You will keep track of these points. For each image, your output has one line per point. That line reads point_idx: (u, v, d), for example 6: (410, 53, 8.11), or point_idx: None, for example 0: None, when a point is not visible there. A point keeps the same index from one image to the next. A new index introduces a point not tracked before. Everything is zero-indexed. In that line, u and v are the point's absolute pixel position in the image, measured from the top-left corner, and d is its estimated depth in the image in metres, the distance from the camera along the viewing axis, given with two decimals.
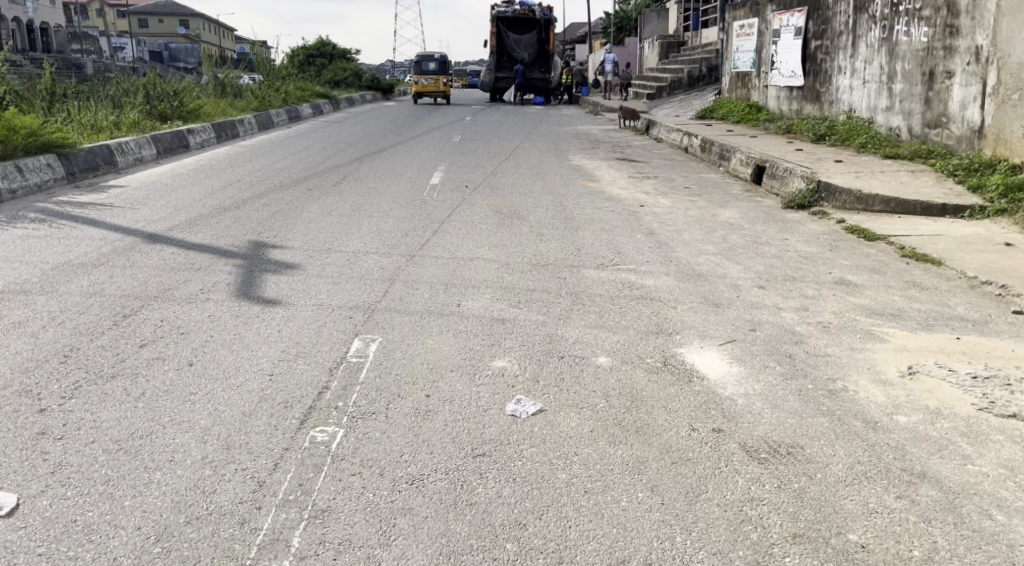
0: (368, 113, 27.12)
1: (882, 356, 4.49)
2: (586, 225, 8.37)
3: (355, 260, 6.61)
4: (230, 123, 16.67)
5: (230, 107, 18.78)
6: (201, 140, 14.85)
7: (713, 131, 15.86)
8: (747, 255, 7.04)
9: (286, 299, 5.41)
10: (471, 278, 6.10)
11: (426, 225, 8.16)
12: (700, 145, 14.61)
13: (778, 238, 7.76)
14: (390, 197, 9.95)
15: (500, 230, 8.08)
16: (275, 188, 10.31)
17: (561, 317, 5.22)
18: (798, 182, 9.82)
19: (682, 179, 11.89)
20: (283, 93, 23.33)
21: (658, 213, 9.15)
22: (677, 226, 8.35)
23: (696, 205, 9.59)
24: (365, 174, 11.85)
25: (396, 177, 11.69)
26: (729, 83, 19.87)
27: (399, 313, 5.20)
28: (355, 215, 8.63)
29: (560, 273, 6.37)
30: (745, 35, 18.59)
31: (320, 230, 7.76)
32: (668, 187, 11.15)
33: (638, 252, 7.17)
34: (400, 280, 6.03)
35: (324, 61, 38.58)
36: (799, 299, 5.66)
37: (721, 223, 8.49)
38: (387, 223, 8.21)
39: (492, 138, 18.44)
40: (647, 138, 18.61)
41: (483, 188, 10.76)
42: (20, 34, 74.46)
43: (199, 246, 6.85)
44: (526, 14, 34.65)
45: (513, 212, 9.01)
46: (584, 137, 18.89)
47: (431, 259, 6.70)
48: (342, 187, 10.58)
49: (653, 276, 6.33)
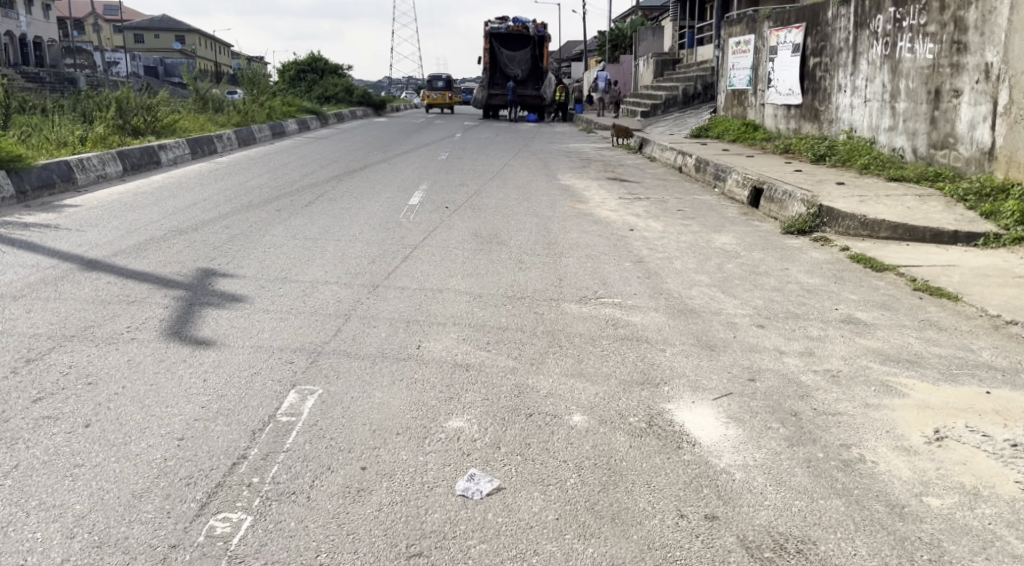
0: (356, 129, 26.58)
1: (903, 417, 3.86)
2: (570, 251, 7.75)
3: (311, 292, 5.98)
4: (208, 139, 16.06)
5: (210, 122, 18.19)
6: (174, 156, 14.22)
7: (708, 150, 15.30)
8: (744, 287, 6.43)
9: (221, 339, 4.78)
10: (437, 314, 5.47)
11: (397, 250, 7.54)
12: (694, 165, 14.03)
13: (778, 267, 7.15)
14: (363, 218, 9.33)
15: (476, 257, 7.45)
16: (242, 208, 9.70)
17: (535, 362, 4.59)
18: (798, 206, 9.22)
19: (675, 200, 11.29)
20: (267, 108, 22.72)
21: (649, 238, 8.55)
22: (669, 253, 7.73)
23: (690, 230, 8.98)
24: (341, 193, 11.23)
25: (373, 197, 11.08)
26: (725, 101, 19.34)
27: (349, 359, 4.56)
28: (321, 239, 8.00)
29: (537, 307, 5.75)
30: (741, 52, 18.07)
31: (279, 257, 7.13)
32: (660, 209, 10.55)
33: (625, 282, 6.55)
34: (357, 316, 5.39)
35: (314, 76, 37.95)
36: (803, 341, 5.04)
37: (715, 250, 7.88)
38: (353, 249, 7.59)
39: (480, 156, 17.87)
40: (641, 157, 18.05)
41: (464, 209, 10.15)
42: (13, 48, 74.09)
43: (140, 275, 6.23)
44: (520, 31, 34.20)
45: (493, 237, 8.39)
46: (575, 156, 18.33)
47: (397, 291, 6.06)
48: (313, 207, 9.96)
49: (641, 311, 5.70)
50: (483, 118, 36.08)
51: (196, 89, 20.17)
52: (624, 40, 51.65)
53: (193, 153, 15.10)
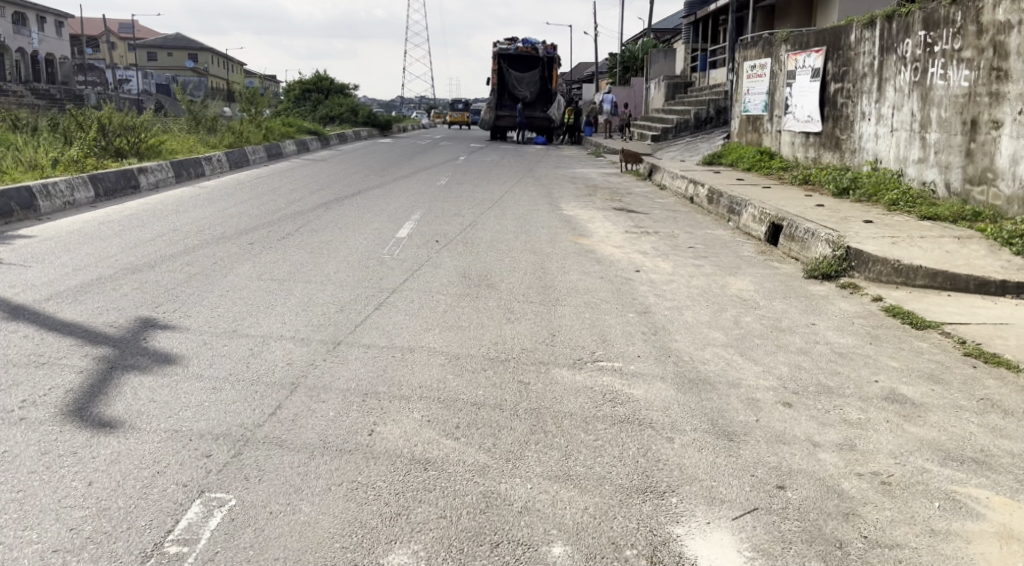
0: (358, 151, 25.90)
1: (982, 555, 2.98)
2: (567, 298, 6.90)
3: (260, 352, 5.15)
4: (195, 161, 15.35)
5: (201, 144, 17.50)
6: (155, 180, 13.49)
7: (722, 178, 14.44)
8: (765, 348, 5.55)
9: (133, 418, 3.96)
10: (402, 384, 4.63)
11: (372, 295, 6.70)
12: (707, 196, 13.19)
13: (802, 322, 6.27)
14: (342, 253, 8.50)
15: (461, 304, 6.61)
16: (212, 241, 8.92)
17: (511, 455, 3.73)
18: (822, 247, 8.36)
19: (687, 236, 10.45)
20: (265, 129, 22.06)
21: (656, 281, 7.69)
22: (678, 301, 6.87)
23: (702, 272, 8.12)
24: (325, 223, 10.43)
25: (359, 228, 10.28)
26: (740, 126, 18.50)
27: (282, 448, 3.72)
28: (289, 280, 7.18)
29: (523, 373, 4.90)
30: (757, 75, 17.26)
31: (236, 303, 6.31)
32: (670, 246, 9.70)
33: (627, 340, 5.69)
34: (306, 386, 4.55)
35: (320, 96, 37.31)
36: (841, 428, 4.15)
37: (730, 298, 7.01)
38: (322, 293, 6.76)
39: (482, 181, 17.08)
40: (651, 184, 17.23)
41: (455, 243, 9.32)
42: (26, 65, 74.14)
43: (67, 327, 5.43)
44: (529, 52, 33.50)
45: (482, 278, 7.55)
46: (582, 182, 17.52)
47: (360, 350, 5.22)
48: (289, 240, 9.15)
49: (644, 380, 4.83)
50: (490, 140, 35.40)
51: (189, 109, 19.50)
52: (635, 61, 50.96)
53: (178, 176, 14.36)
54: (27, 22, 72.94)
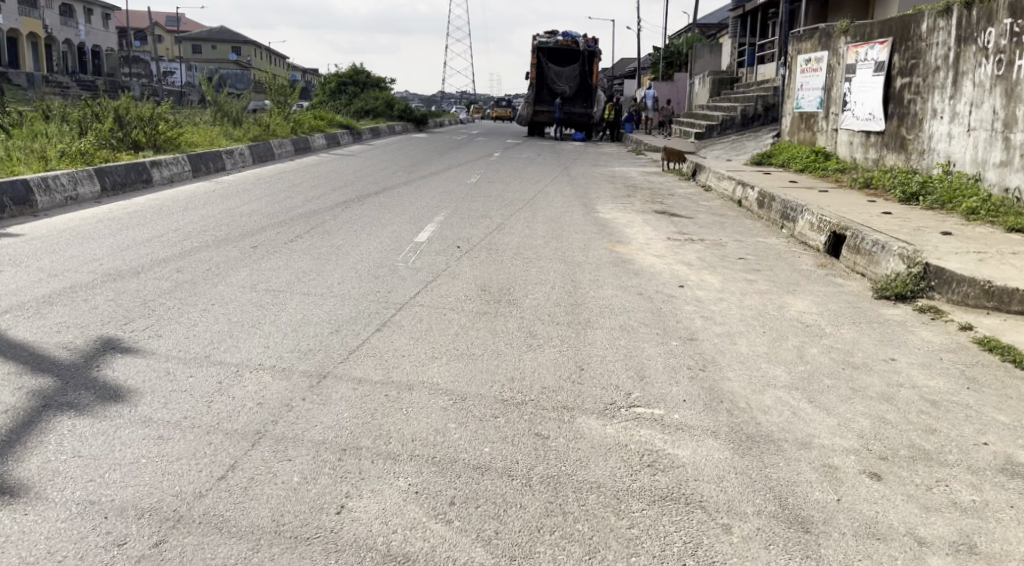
0: (391, 146, 25.13)
1: None
2: (601, 319, 6.00)
3: (230, 386, 4.30)
4: (216, 155, 14.68)
5: (224, 136, 16.81)
6: (170, 174, 12.79)
7: (774, 180, 13.39)
8: (839, 393, 4.59)
9: (41, 485, 3.13)
10: (391, 436, 3.75)
11: (375, 313, 5.85)
12: (757, 199, 12.15)
13: (880, 357, 5.29)
14: (351, 260, 7.66)
15: (479, 324, 5.74)
16: (213, 243, 8.13)
17: (517, 553, 2.85)
18: (893, 262, 7.35)
19: (737, 245, 9.47)
20: (294, 122, 21.37)
21: (703, 300, 6.73)
22: (729, 327, 5.93)
23: (756, 289, 7.17)
24: (340, 225, 9.63)
25: (376, 230, 9.46)
26: (791, 125, 17.37)
27: (220, 535, 2.87)
28: (285, 292, 6.35)
29: (542, 422, 4.00)
30: (812, 70, 16.13)
31: (217, 319, 5.49)
32: (718, 256, 8.74)
33: (669, 378, 4.77)
34: (273, 434, 3.70)
35: (356, 90, 36.69)
36: (949, 516, 3.22)
37: (790, 323, 6.07)
38: (319, 308, 5.92)
39: (515, 180, 16.18)
40: (694, 185, 16.20)
41: (478, 251, 8.44)
42: (72, 57, 74.86)
43: (12, 350, 4.64)
44: (569, 46, 32.45)
45: (505, 293, 6.68)
46: (621, 182, 16.53)
47: (349, 386, 4.37)
48: (296, 243, 8.34)
49: (692, 436, 3.91)
50: (528, 136, 34.49)
51: (215, 100, 18.85)
52: (678, 57, 49.60)
53: (195, 169, 13.67)
54: (74, 15, 73.50)
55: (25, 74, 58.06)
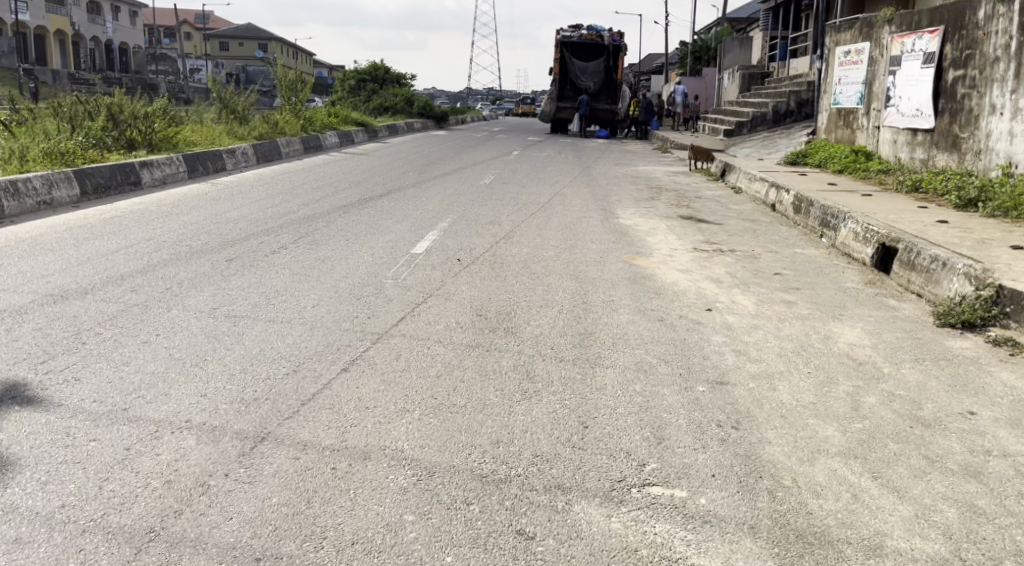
0: (406, 143, 24.27)
1: None
2: (615, 355, 5.07)
3: (138, 452, 3.40)
4: (216, 154, 13.90)
5: (227, 135, 15.99)
6: (163, 175, 11.99)
7: (810, 183, 12.37)
8: (912, 464, 3.65)
9: None
10: (325, 537, 2.86)
11: (346, 346, 4.97)
12: (793, 204, 11.15)
13: (956, 408, 4.34)
14: (333, 278, 6.78)
15: (467, 360, 4.83)
16: (184, 256, 7.28)
17: None
18: (958, 283, 6.37)
19: (774, 258, 8.49)
20: (305, 118, 20.58)
21: (735, 328, 5.80)
22: (767, 365, 5.00)
23: (796, 314, 6.20)
24: (331, 234, 8.77)
25: (370, 240, 8.55)
26: (828, 121, 16.32)
27: None
28: (247, 318, 5.47)
29: (527, 512, 3.10)
30: (851, 63, 15.09)
31: (156, 355, 4.62)
32: (751, 271, 7.78)
33: (695, 440, 3.85)
34: (169, 535, 2.81)
35: (376, 85, 35.95)
36: None
37: (840, 360, 5.10)
38: (281, 339, 5.04)
39: (532, 181, 15.26)
40: (722, 186, 15.21)
41: (481, 266, 7.55)
42: (98, 54, 74.88)
43: None
44: (593, 40, 31.37)
45: (504, 319, 5.77)
46: (645, 184, 15.56)
47: (290, 453, 3.48)
48: (277, 256, 7.46)
49: (724, 537, 2.99)
50: (551, 133, 33.56)
51: (220, 96, 18.05)
52: (707, 51, 48.22)
53: (191, 170, 12.88)
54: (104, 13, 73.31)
55: (50, 71, 57.95)
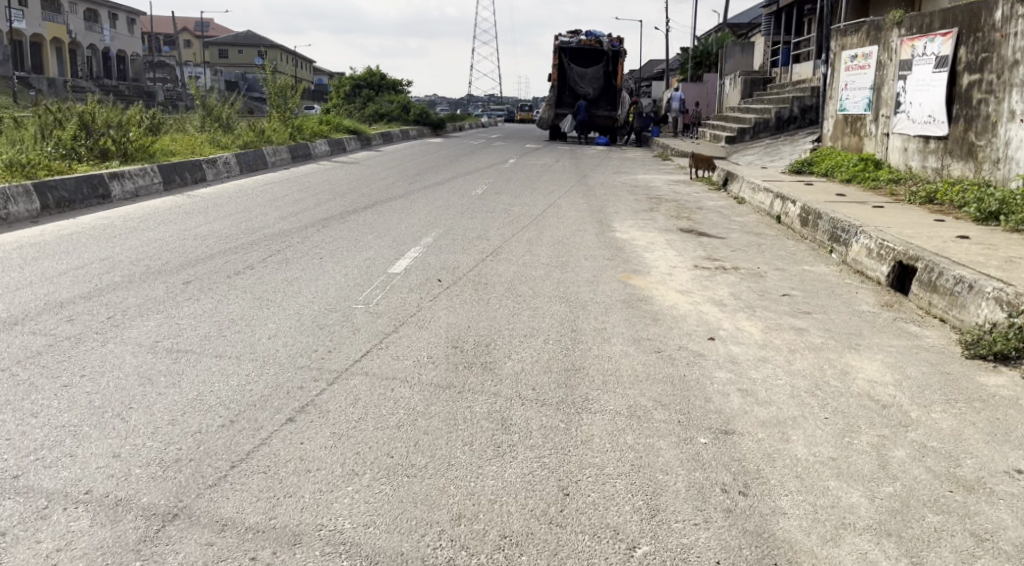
0: (400, 152, 23.70)
1: None
2: (606, 398, 4.46)
3: (16, 541, 2.79)
4: (195, 164, 13.30)
5: (209, 144, 15.40)
6: (136, 187, 11.39)
7: (817, 193, 11.79)
8: (958, 544, 3.04)
9: None
10: None
11: (298, 388, 4.36)
12: (800, 216, 10.56)
13: (1000, 464, 3.72)
14: (297, 303, 6.17)
15: (435, 405, 4.22)
16: (138, 277, 6.67)
17: None
18: (987, 308, 5.76)
19: (781, 276, 7.88)
20: (294, 126, 19.99)
21: (741, 362, 5.20)
22: (778, 408, 4.39)
23: (810, 345, 5.59)
24: (304, 251, 8.17)
25: (346, 258, 7.95)
26: (834, 128, 15.76)
27: None
28: (191, 353, 4.86)
29: None
30: (859, 68, 14.52)
31: (73, 403, 4.00)
32: (756, 292, 7.18)
33: (697, 511, 3.25)
34: None
35: (371, 92, 35.41)
36: None
37: (861, 402, 4.48)
38: (225, 380, 4.43)
39: (526, 191, 14.67)
40: (724, 196, 14.61)
41: (463, 288, 6.95)
42: (96, 62, 74.46)
43: None
44: (592, 45, 30.80)
45: (483, 353, 5.16)
46: (644, 193, 14.96)
47: (203, 537, 2.86)
48: (240, 278, 6.85)
49: None
50: (549, 140, 33.00)
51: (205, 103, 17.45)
52: (707, 57, 47.67)
53: (168, 182, 12.30)
54: (102, 21, 72.92)
55: (46, 79, 57.46)
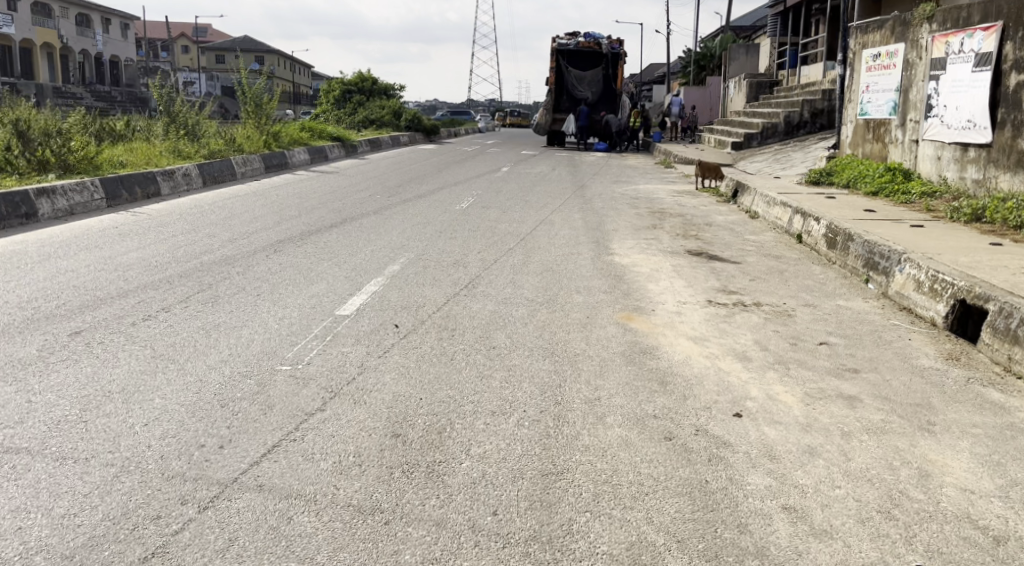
0: (388, 159, 22.34)
1: None
2: (598, 531, 3.12)
3: None
4: (148, 177, 11.98)
5: (169, 153, 14.06)
6: (71, 204, 10.06)
7: (843, 208, 10.45)
8: None
9: None
10: None
11: (151, 521, 3.02)
12: (827, 236, 9.23)
13: None
14: (206, 363, 4.82)
15: (344, 553, 2.89)
16: (13, 328, 5.31)
17: None
18: None
19: (813, 316, 6.54)
20: (270, 132, 18.66)
21: (782, 454, 3.88)
22: (844, 544, 3.07)
23: (868, 425, 4.25)
24: (239, 287, 6.82)
25: (288, 295, 6.60)
26: (856, 134, 14.51)
27: None
28: (22, 453, 3.51)
29: None
30: (885, 68, 13.32)
31: None
32: (787, 340, 5.85)
33: None
34: None
35: (362, 97, 34.11)
36: None
37: (962, 533, 3.16)
38: (49, 506, 3.09)
39: (517, 204, 13.31)
40: (735, 210, 13.28)
41: (424, 336, 5.62)
42: (89, 68, 73.18)
43: None
44: (591, 48, 29.41)
45: (432, 447, 3.82)
46: (646, 206, 13.63)
47: None
48: (145, 325, 5.51)
49: None
50: (548, 145, 31.66)
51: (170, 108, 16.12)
52: (710, 59, 46.31)
53: (112, 198, 10.98)
54: (94, 25, 71.33)
55: (34, 85, 56.18)
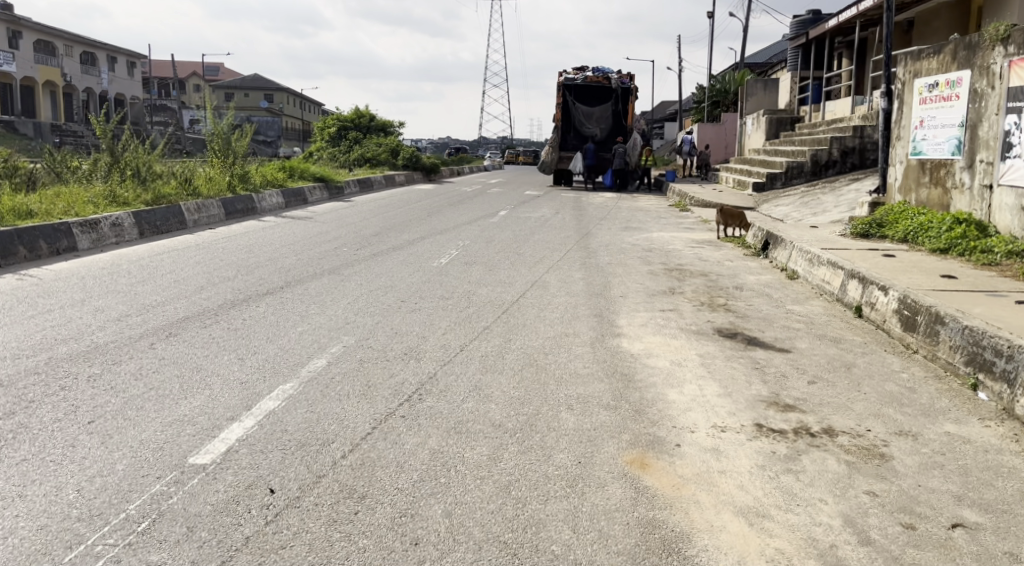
0: (376, 202, 20.32)
1: None
2: None
3: None
4: (59, 229, 9.92)
5: (101, 199, 12.03)
6: None
7: (912, 273, 8.32)
8: None
9: None
10: None
11: None
12: (902, 314, 7.08)
13: None
14: None
15: None
16: None
17: None
18: None
19: (922, 461, 4.35)
20: (238, 173, 16.66)
21: None
22: None
23: None
24: (71, 404, 4.67)
25: (131, 423, 4.41)
26: (908, 177, 12.43)
27: None
28: None
29: None
30: (945, 101, 11.32)
31: None
32: (897, 518, 3.68)
33: None
34: None
35: (358, 134, 32.31)
36: None
37: None
38: None
39: (508, 261, 11.16)
40: (769, 266, 11.13)
41: (312, 515, 3.48)
42: (94, 106, 71.98)
43: None
44: (600, 82, 27.48)
45: None
46: (663, 262, 11.48)
47: None
48: None
49: None
50: (554, 185, 29.61)
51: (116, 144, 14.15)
52: (725, 96, 44.49)
53: (2, 257, 8.92)
54: (99, 62, 69.92)
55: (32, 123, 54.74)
